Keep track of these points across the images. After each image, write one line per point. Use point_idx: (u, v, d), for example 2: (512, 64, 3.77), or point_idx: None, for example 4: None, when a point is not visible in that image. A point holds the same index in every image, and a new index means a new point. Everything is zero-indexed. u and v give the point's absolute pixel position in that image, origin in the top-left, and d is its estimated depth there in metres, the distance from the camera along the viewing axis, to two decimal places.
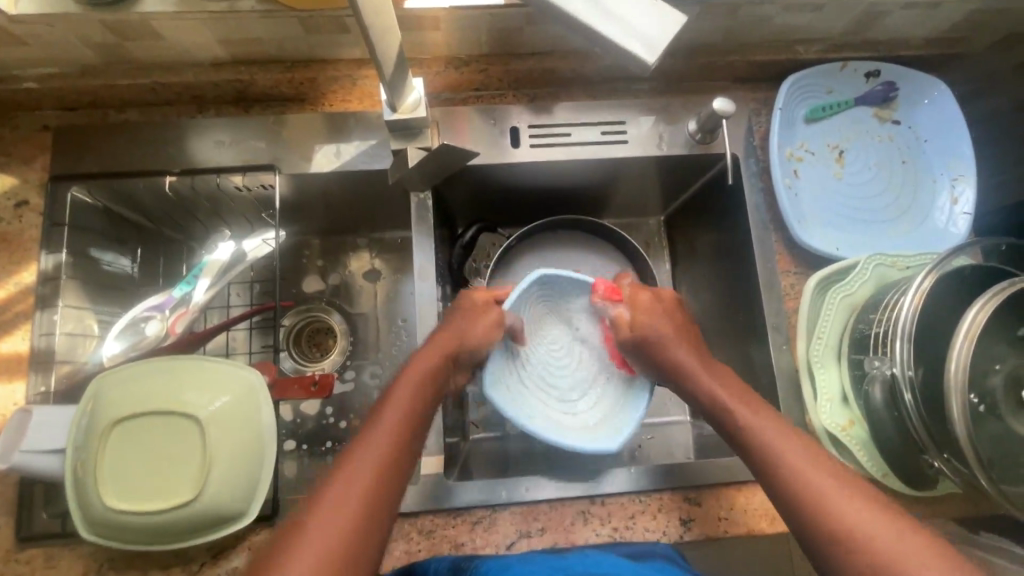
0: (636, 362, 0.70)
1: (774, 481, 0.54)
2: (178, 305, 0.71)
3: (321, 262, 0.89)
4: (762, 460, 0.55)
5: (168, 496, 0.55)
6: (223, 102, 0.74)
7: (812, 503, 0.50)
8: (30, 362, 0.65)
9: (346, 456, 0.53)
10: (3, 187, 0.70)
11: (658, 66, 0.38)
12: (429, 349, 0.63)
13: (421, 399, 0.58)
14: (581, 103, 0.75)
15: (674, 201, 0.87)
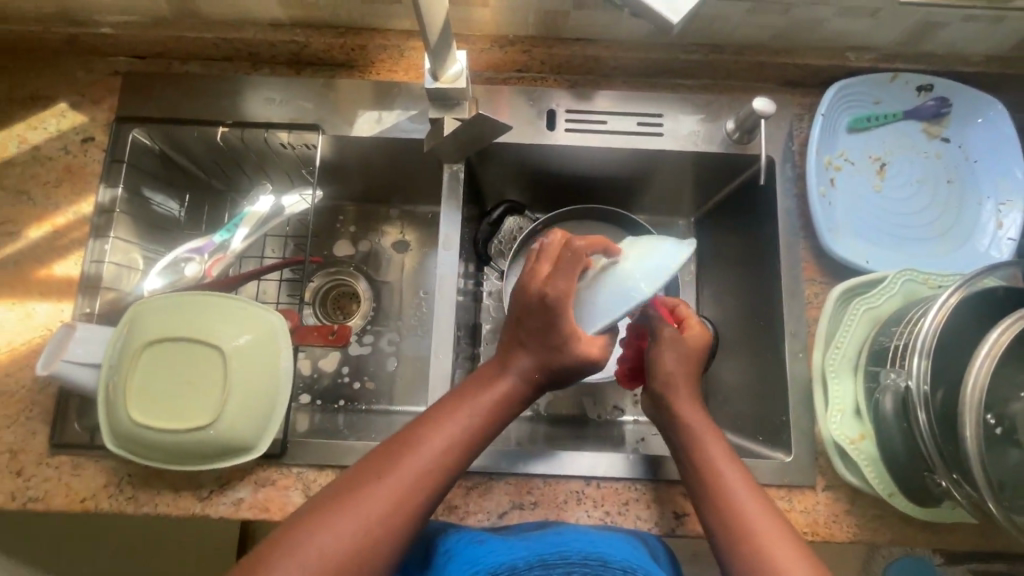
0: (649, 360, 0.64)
1: (731, 531, 0.52)
2: (217, 250, 0.78)
3: (354, 228, 0.92)
4: (716, 510, 0.53)
5: (184, 419, 0.59)
6: (278, 62, 0.77)
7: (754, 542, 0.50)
8: (80, 285, 0.70)
9: (395, 458, 0.54)
10: (73, 123, 0.75)
11: (677, 23, 0.42)
12: (518, 361, 0.59)
13: (488, 424, 0.58)
14: (621, 93, 0.76)
15: (707, 203, 0.86)
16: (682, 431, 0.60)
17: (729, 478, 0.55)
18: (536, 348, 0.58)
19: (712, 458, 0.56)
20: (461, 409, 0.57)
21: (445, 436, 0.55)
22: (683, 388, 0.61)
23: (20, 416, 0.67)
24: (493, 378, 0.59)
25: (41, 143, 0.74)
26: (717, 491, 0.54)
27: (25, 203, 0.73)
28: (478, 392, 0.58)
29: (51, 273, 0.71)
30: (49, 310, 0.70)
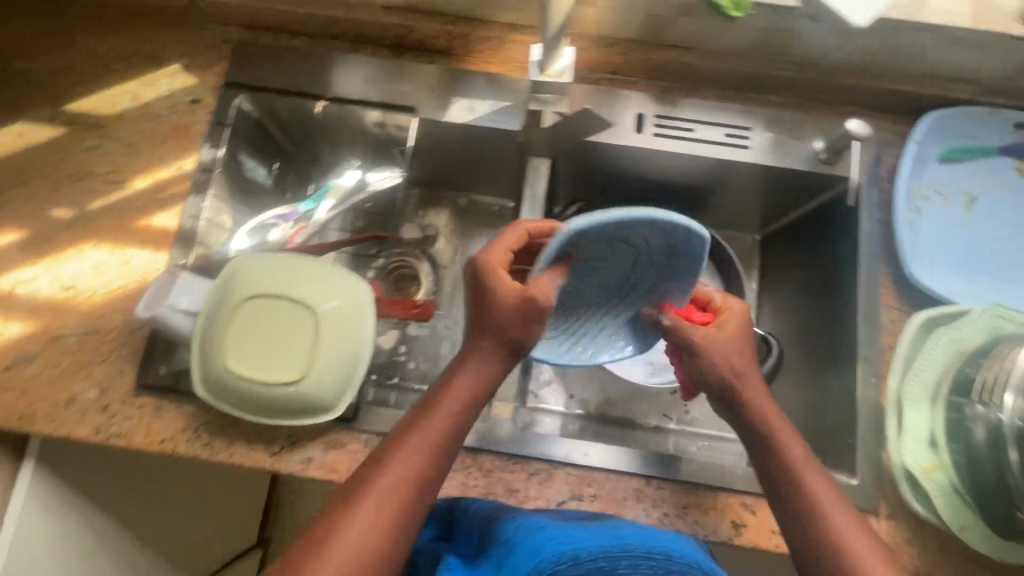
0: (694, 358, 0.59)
1: (815, 533, 0.54)
2: (301, 218, 0.82)
3: (420, 211, 0.91)
4: (802, 509, 0.55)
5: (277, 374, 0.61)
6: (382, 45, 0.80)
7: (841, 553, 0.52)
8: (176, 238, 0.73)
9: (379, 466, 0.53)
10: (183, 85, 0.79)
11: (857, 23, 0.65)
12: (480, 351, 0.56)
13: (462, 417, 0.56)
14: (712, 103, 0.77)
15: (775, 222, 0.86)
16: (755, 425, 0.58)
17: (813, 484, 0.55)
18: (497, 333, 0.56)
19: (792, 458, 0.57)
20: (436, 409, 0.55)
21: (421, 439, 0.54)
22: (744, 376, 0.59)
23: (111, 356, 0.71)
24: (459, 371, 0.57)
25: (153, 100, 0.78)
26: (795, 493, 0.55)
27: (132, 155, 0.77)
28: (445, 385, 0.57)
29: (150, 223, 0.74)
30: (146, 258, 0.73)
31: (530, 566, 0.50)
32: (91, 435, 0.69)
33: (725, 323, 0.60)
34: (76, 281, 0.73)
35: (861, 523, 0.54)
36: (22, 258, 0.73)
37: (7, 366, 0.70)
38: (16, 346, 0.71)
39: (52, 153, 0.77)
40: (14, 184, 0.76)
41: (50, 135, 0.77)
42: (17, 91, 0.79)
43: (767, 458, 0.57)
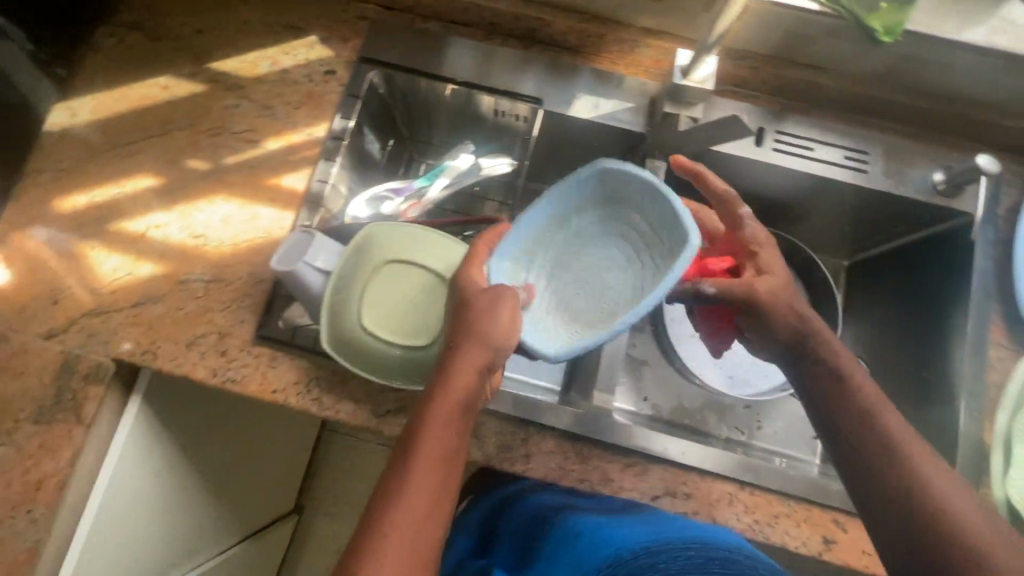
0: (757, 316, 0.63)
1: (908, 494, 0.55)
2: (414, 195, 0.84)
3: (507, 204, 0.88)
4: (892, 471, 0.56)
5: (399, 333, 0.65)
6: (512, 36, 0.82)
7: (937, 514, 0.53)
8: (305, 200, 0.77)
9: (384, 497, 0.51)
10: (319, 55, 0.82)
11: None
12: (460, 361, 0.55)
13: (457, 425, 0.54)
14: (833, 125, 0.78)
15: (873, 248, 0.86)
16: (839, 383, 0.61)
17: (904, 444, 0.57)
18: (477, 338, 0.56)
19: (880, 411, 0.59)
20: (426, 422, 0.53)
21: (422, 453, 0.52)
22: (804, 313, 0.63)
23: (233, 305, 0.74)
24: (445, 382, 0.55)
25: (290, 67, 0.82)
26: (881, 446, 0.57)
27: (267, 117, 0.80)
28: (436, 394, 0.55)
29: (280, 183, 0.78)
30: (273, 215, 0.77)
31: (574, 560, 0.58)
32: (209, 376, 0.72)
33: (764, 260, 0.63)
34: (205, 230, 0.76)
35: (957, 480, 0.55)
36: (158, 203, 0.77)
37: (135, 304, 0.74)
38: (145, 285, 0.74)
39: (192, 107, 0.80)
40: (155, 133, 0.80)
41: (192, 90, 0.81)
42: (164, 46, 0.83)
43: (849, 407, 0.60)
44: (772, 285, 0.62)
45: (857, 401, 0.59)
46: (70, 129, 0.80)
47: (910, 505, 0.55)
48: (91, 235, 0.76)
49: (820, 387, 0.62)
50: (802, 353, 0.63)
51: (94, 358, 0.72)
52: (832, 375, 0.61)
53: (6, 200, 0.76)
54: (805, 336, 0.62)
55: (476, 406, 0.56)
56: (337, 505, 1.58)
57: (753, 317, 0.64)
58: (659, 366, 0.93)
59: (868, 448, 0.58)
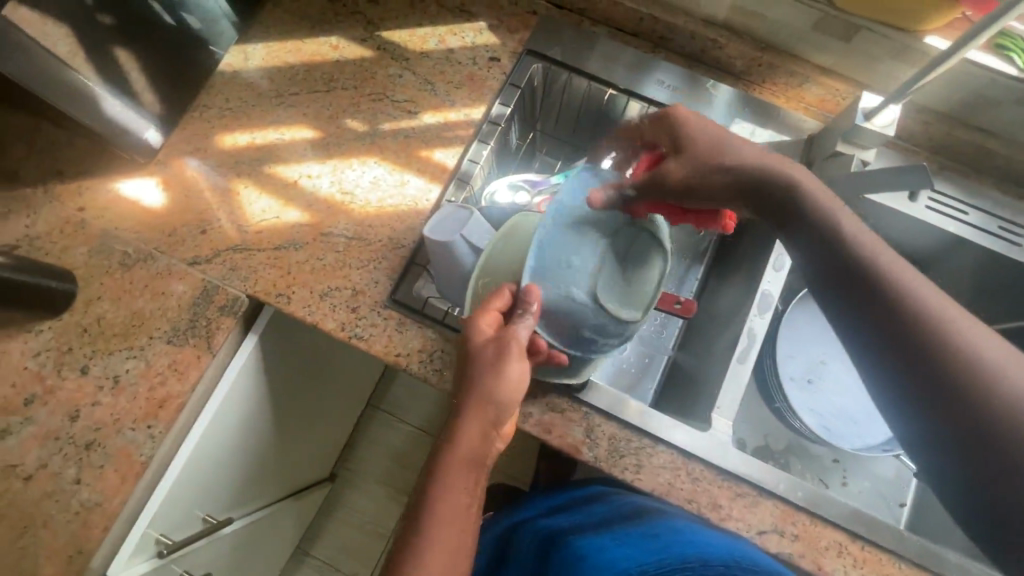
0: (711, 178, 0.60)
1: (911, 341, 0.48)
2: (549, 189, 0.83)
3: None
4: (889, 312, 0.49)
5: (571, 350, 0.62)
6: (677, 52, 0.84)
7: (960, 358, 0.45)
8: (454, 177, 0.79)
9: (409, 549, 0.52)
10: (486, 41, 0.85)
11: None
12: (468, 415, 0.56)
13: (472, 474, 0.56)
14: (990, 192, 0.77)
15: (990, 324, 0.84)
16: (843, 239, 0.54)
17: (911, 287, 0.50)
18: (483, 390, 0.56)
19: (877, 254, 0.52)
20: (441, 472, 0.55)
21: (440, 506, 0.53)
22: (734, 160, 0.60)
23: (371, 265, 0.75)
24: (455, 433, 0.56)
25: (456, 48, 0.84)
26: (881, 293, 0.50)
27: (428, 92, 0.82)
28: (448, 441, 0.56)
29: (431, 156, 0.80)
30: (421, 186, 0.78)
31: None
32: (337, 329, 0.73)
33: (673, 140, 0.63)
34: (354, 189, 0.78)
35: (968, 317, 0.48)
36: (312, 154, 0.80)
37: (277, 246, 0.76)
38: (290, 230, 0.76)
39: (358, 70, 0.83)
40: (319, 89, 0.82)
41: (361, 55, 0.84)
42: (339, 8, 0.86)
43: (839, 255, 0.54)
44: (682, 164, 0.61)
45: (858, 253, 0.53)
46: (241, 72, 0.83)
47: (923, 350, 0.47)
48: (245, 174, 0.79)
49: (806, 241, 0.57)
50: (763, 201, 0.60)
51: (231, 291, 0.75)
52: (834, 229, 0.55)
53: (172, 127, 0.80)
54: (745, 183, 0.59)
55: (488, 456, 0.57)
56: (366, 482, 1.55)
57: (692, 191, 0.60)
58: (752, 401, 0.91)
59: (873, 300, 0.51)
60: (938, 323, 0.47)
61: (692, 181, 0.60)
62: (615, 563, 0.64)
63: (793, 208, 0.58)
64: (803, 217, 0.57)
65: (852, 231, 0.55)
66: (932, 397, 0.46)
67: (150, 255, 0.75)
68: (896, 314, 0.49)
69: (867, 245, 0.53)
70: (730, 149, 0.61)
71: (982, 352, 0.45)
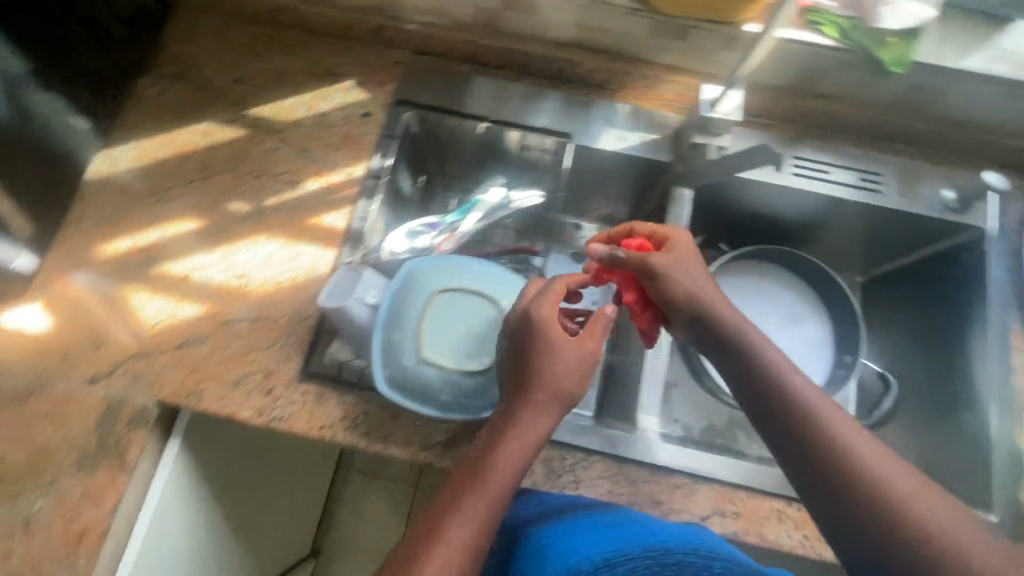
0: (676, 283, 0.61)
1: (820, 455, 0.51)
2: (447, 228, 0.86)
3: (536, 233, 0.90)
4: (798, 428, 0.52)
5: (452, 411, 0.63)
6: (541, 76, 0.86)
7: (859, 470, 0.49)
8: (346, 238, 0.79)
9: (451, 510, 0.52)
10: (356, 99, 0.85)
11: None
12: (538, 397, 0.57)
13: (526, 457, 0.55)
14: (846, 148, 0.82)
15: (880, 266, 0.90)
16: (756, 357, 0.57)
17: (817, 403, 0.53)
18: (555, 379, 0.57)
19: (780, 371, 0.55)
20: (501, 447, 0.55)
21: (490, 479, 0.53)
22: (695, 282, 0.62)
23: (278, 342, 0.74)
24: (523, 410, 0.56)
25: (327, 110, 0.85)
26: (835, 457, 0.50)
27: (306, 158, 0.83)
28: (512, 421, 0.56)
29: (321, 222, 0.80)
30: (315, 254, 0.78)
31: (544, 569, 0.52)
32: (254, 416, 0.71)
33: (673, 242, 0.65)
34: (248, 271, 0.77)
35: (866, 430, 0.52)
36: (200, 245, 0.78)
37: (179, 345, 0.74)
38: (190, 326, 0.75)
39: (232, 152, 0.83)
40: (196, 178, 0.81)
41: (233, 135, 0.84)
42: (203, 93, 0.85)
43: (749, 371, 0.56)
44: (669, 256, 0.63)
45: (762, 367, 0.55)
46: (112, 177, 0.82)
47: (830, 458, 0.50)
48: (134, 278, 0.77)
49: (749, 388, 0.56)
50: (695, 327, 0.61)
51: (138, 401, 0.72)
52: (740, 348, 0.57)
53: (48, 247, 0.78)
54: (691, 310, 0.61)
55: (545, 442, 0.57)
56: (348, 547, 1.50)
57: (656, 286, 0.62)
58: (689, 387, 0.95)
59: (801, 433, 0.52)
60: (839, 436, 0.51)
61: (664, 273, 0.62)
62: (575, 553, 0.52)
63: (707, 330, 0.60)
64: (716, 336, 0.59)
65: (765, 356, 0.57)
66: (850, 513, 0.49)
67: (46, 382, 0.72)
68: (803, 427, 0.52)
69: (772, 360, 0.56)
70: (694, 267, 0.63)
71: (895, 481, 0.49)
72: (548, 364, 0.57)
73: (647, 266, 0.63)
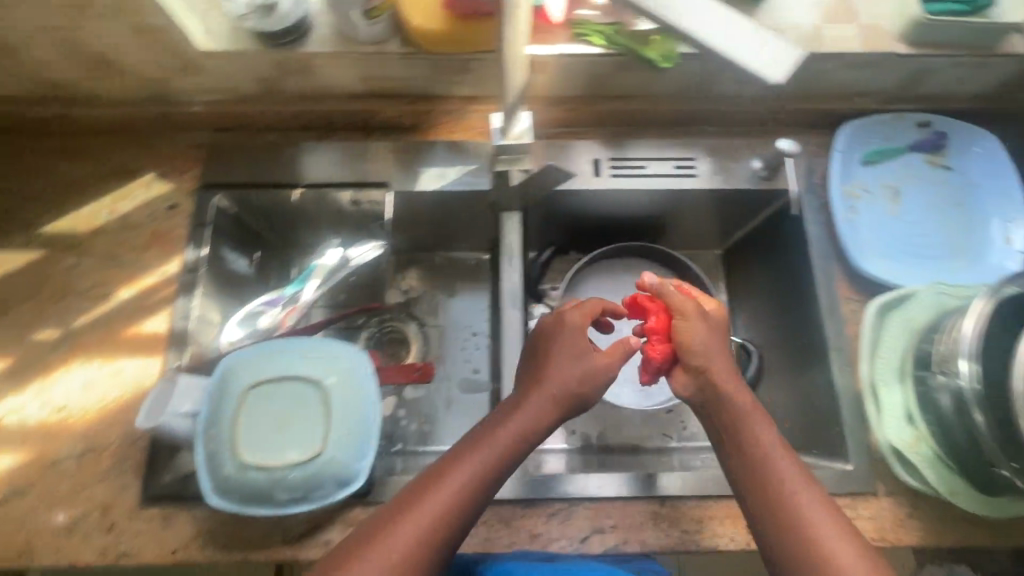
0: (692, 339, 0.62)
1: (771, 509, 0.55)
2: (289, 301, 0.83)
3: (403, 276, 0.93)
4: (756, 482, 0.56)
5: (298, 502, 0.60)
6: (351, 130, 0.84)
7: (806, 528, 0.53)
8: (169, 341, 0.74)
9: (437, 478, 0.56)
10: (159, 192, 0.81)
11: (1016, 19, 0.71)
12: (540, 390, 0.61)
13: (513, 450, 0.59)
14: (657, 140, 0.84)
15: (735, 235, 0.92)
16: (732, 411, 0.60)
17: (784, 468, 0.56)
18: (559, 372, 0.62)
19: (760, 440, 0.58)
20: (492, 433, 0.59)
21: (475, 457, 0.57)
22: (712, 352, 0.62)
23: (112, 471, 0.69)
24: (523, 401, 0.61)
25: (131, 211, 0.80)
26: (768, 483, 0.56)
27: (115, 267, 0.78)
28: (509, 413, 0.60)
29: (141, 330, 0.75)
30: (139, 365, 0.73)
31: None
32: (97, 558, 0.66)
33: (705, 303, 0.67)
34: (68, 401, 0.72)
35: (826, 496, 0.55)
36: (9, 387, 0.72)
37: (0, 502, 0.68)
38: (10, 479, 0.69)
39: (32, 278, 0.77)
40: None
41: (29, 259, 0.77)
42: None
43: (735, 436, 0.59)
44: (699, 317, 0.64)
45: (738, 425, 0.59)
46: None
47: (780, 514, 0.54)
48: None
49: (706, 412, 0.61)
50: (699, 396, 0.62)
51: None
52: (729, 413, 0.60)
53: None
54: (695, 371, 0.62)
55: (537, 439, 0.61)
56: None
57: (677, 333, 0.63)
58: None
59: (761, 486, 0.56)
60: (796, 500, 0.54)
61: (688, 324, 0.63)
62: None
63: (712, 399, 0.61)
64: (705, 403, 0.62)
65: (747, 424, 0.59)
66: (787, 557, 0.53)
67: None
68: (761, 480, 0.56)
69: (756, 428, 0.59)
70: (720, 336, 0.64)
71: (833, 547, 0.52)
72: (560, 367, 0.62)
73: (680, 309, 0.64)
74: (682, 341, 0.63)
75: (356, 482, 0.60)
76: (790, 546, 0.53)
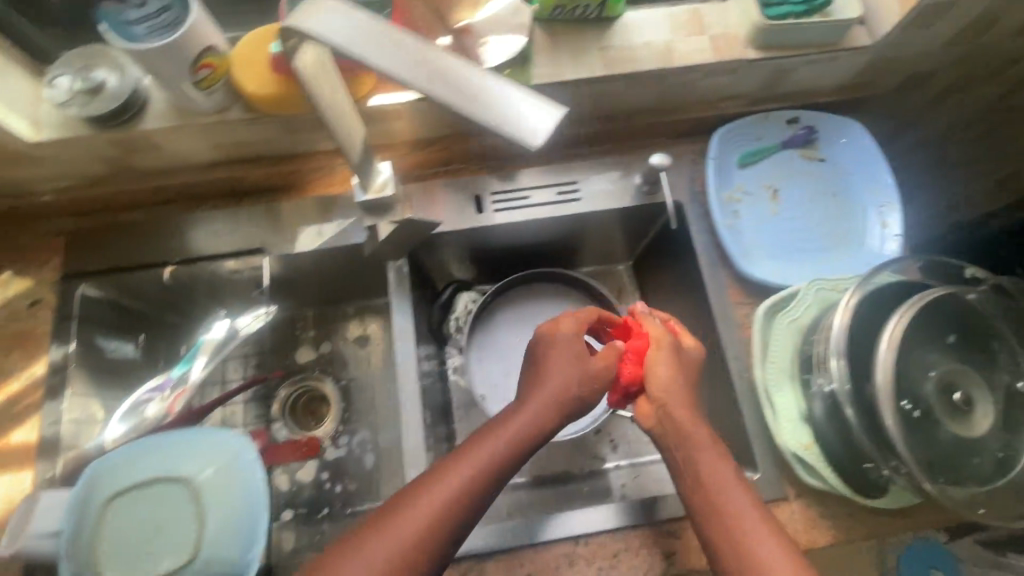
0: (663, 368, 0.62)
1: (712, 521, 0.55)
2: (177, 384, 0.76)
3: (315, 331, 0.89)
4: (699, 495, 0.56)
5: None
6: (219, 197, 0.81)
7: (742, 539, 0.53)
8: (39, 451, 0.70)
9: (428, 479, 0.55)
10: (18, 290, 0.76)
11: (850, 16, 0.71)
12: (542, 390, 0.59)
13: (512, 454, 0.56)
14: (538, 169, 0.84)
15: (641, 244, 0.91)
16: (680, 429, 0.59)
17: (725, 479, 0.56)
18: (555, 378, 0.60)
19: (701, 457, 0.57)
20: (489, 435, 0.57)
21: (469, 460, 0.55)
22: (681, 378, 0.62)
23: None
24: (525, 401, 0.59)
25: None
26: (711, 488, 0.56)
27: None
28: (508, 416, 0.58)
29: (9, 443, 0.70)
30: (9, 481, 0.69)
31: None
32: None
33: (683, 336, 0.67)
34: None
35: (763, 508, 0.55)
36: None
37: None
38: None
39: None
40: None
41: None
42: None
43: (678, 453, 0.58)
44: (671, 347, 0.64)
45: (685, 443, 0.58)
46: None
47: (720, 526, 0.54)
48: None
49: (661, 441, 0.60)
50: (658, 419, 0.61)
51: None
52: (675, 432, 0.59)
53: None
54: (666, 392, 0.61)
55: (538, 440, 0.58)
56: None
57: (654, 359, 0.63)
58: None
59: (706, 496, 0.56)
60: (736, 509, 0.55)
61: (668, 353, 0.63)
62: None
63: (664, 423, 0.60)
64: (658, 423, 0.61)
65: (691, 439, 0.58)
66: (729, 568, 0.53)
67: None
68: (704, 496, 0.56)
69: (699, 445, 0.58)
70: (688, 364, 0.65)
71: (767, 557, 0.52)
72: (560, 372, 0.60)
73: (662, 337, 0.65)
74: (655, 369, 0.62)
75: (246, 575, 0.58)
76: (732, 550, 0.53)
